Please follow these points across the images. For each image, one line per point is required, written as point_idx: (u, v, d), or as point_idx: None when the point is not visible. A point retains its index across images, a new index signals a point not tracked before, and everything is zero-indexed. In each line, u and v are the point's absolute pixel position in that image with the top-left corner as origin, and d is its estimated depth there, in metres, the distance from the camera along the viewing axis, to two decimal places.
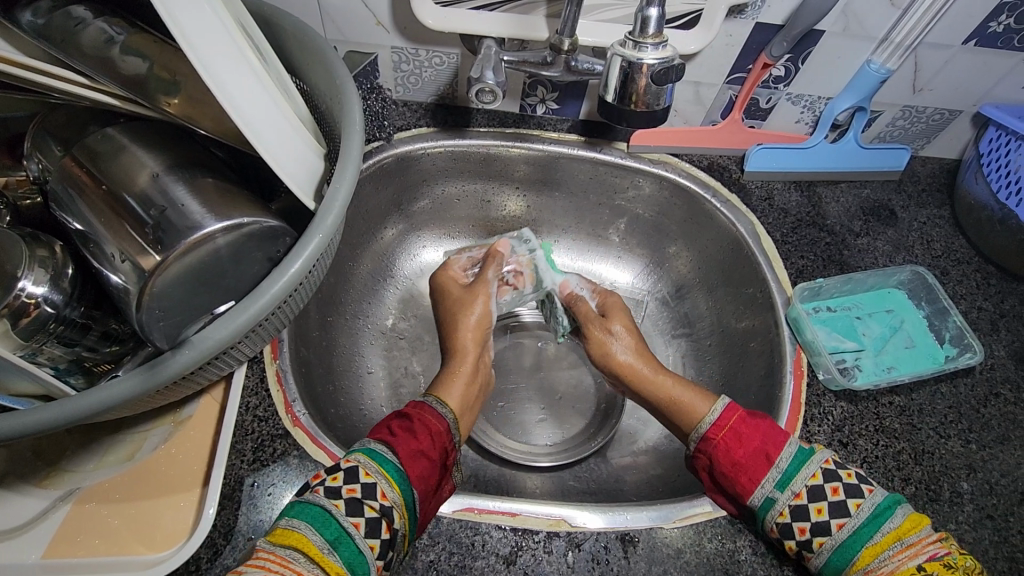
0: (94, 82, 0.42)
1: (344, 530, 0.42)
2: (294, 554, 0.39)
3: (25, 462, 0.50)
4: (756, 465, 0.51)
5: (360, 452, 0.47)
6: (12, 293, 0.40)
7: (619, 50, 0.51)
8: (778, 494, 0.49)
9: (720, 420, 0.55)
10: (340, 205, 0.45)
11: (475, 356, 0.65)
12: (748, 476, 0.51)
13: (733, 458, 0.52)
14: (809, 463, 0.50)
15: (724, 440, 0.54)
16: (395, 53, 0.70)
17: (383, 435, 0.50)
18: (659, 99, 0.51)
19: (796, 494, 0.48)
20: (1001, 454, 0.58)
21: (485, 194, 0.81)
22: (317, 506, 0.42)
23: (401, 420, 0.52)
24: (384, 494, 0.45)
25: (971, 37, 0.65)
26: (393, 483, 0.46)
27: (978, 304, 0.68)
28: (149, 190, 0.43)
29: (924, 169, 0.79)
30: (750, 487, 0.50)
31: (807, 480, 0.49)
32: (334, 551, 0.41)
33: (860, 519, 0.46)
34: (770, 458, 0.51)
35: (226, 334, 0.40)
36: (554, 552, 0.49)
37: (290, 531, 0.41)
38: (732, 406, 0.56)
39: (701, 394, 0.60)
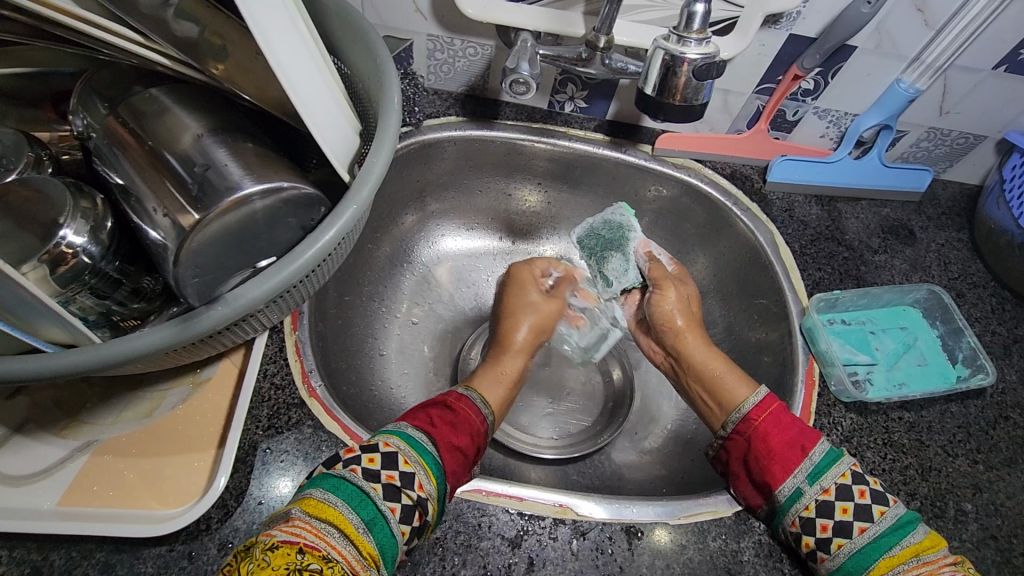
0: (147, 41, 0.43)
1: (381, 514, 0.42)
2: (329, 529, 0.40)
3: (45, 411, 0.50)
4: (793, 453, 0.52)
5: (400, 438, 0.48)
6: (53, 241, 0.40)
7: (662, 43, 0.51)
8: (807, 487, 0.50)
9: (761, 403, 0.56)
10: (374, 180, 0.46)
11: (523, 357, 0.68)
12: (782, 464, 0.52)
13: (769, 444, 0.53)
14: (840, 462, 0.50)
15: (763, 425, 0.55)
16: (431, 41, 0.71)
17: (420, 422, 0.52)
18: (698, 94, 0.51)
19: (824, 490, 0.49)
20: (1007, 477, 0.58)
21: (506, 187, 0.82)
22: (355, 486, 0.43)
23: (440, 412, 0.54)
24: (421, 485, 0.45)
25: (1001, 62, 0.65)
26: (431, 476, 0.46)
27: (992, 328, 0.68)
28: (191, 150, 0.44)
29: (944, 193, 0.80)
30: (782, 477, 0.51)
31: (836, 479, 0.49)
32: (369, 532, 0.41)
33: (882, 527, 0.46)
34: (805, 450, 0.52)
35: (260, 294, 0.41)
36: (559, 538, 0.50)
37: (326, 506, 0.41)
38: (770, 397, 0.57)
39: (741, 378, 0.61)
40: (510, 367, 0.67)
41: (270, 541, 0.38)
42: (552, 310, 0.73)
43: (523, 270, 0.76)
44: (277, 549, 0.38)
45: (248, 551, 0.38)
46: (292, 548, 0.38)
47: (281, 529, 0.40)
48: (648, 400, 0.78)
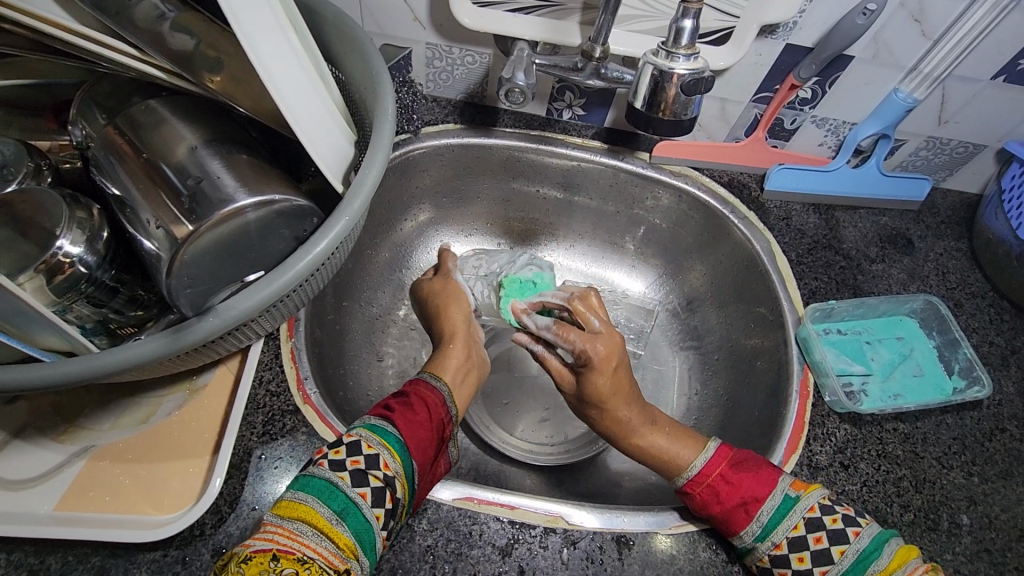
0: (143, 54, 0.44)
1: (351, 500, 0.43)
2: (301, 528, 0.40)
3: (44, 417, 0.51)
4: (738, 518, 0.49)
5: (361, 426, 0.48)
6: (50, 251, 0.41)
7: (651, 58, 0.51)
8: (757, 544, 0.48)
9: (700, 475, 0.52)
10: (367, 191, 0.47)
11: (464, 341, 0.64)
12: (728, 526, 0.50)
13: (713, 510, 0.50)
14: (789, 516, 0.48)
15: (703, 495, 0.51)
16: (429, 50, 0.71)
17: (379, 409, 0.51)
18: (687, 109, 0.51)
19: (777, 545, 0.48)
20: (1002, 489, 0.58)
21: (505, 194, 0.83)
22: (322, 479, 0.43)
23: (398, 396, 0.53)
24: (387, 464, 0.45)
25: (1000, 73, 0.65)
26: (395, 453, 0.46)
27: (989, 339, 0.68)
28: (186, 161, 0.44)
29: (944, 201, 0.80)
30: (732, 537, 0.49)
31: (788, 532, 0.48)
32: (342, 522, 0.41)
33: (843, 566, 0.46)
34: (751, 513, 0.49)
35: (251, 305, 0.42)
36: (549, 547, 0.50)
37: (296, 504, 0.42)
38: (714, 459, 0.53)
39: (682, 442, 0.56)
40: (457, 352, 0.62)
41: (243, 553, 0.39)
42: (464, 302, 0.68)
43: (433, 286, 0.70)
44: (251, 559, 0.38)
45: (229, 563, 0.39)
46: (265, 556, 0.38)
47: (255, 538, 0.40)
48: None
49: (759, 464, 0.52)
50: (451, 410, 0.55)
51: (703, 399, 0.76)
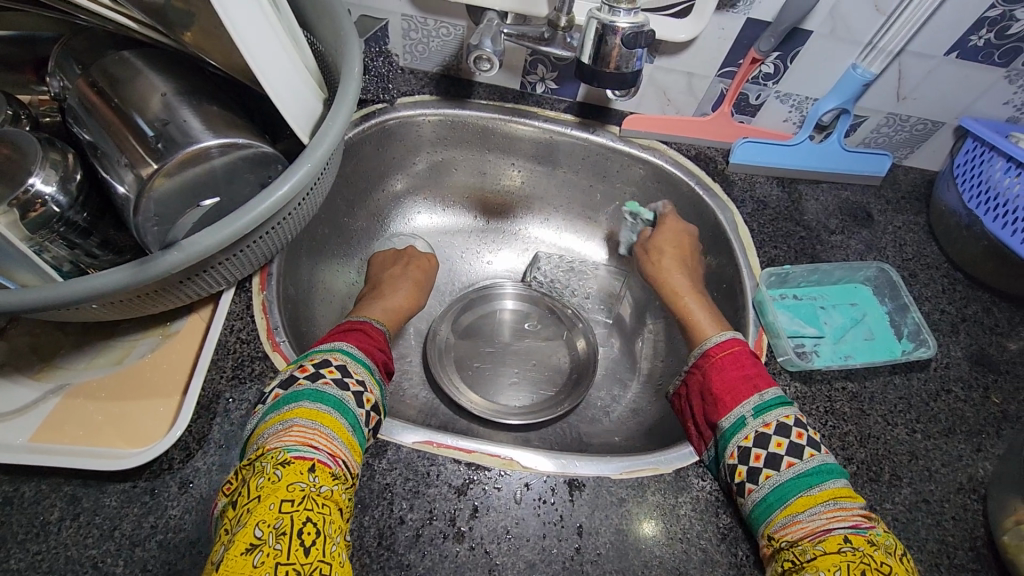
0: (118, 5, 0.46)
1: (357, 419, 0.48)
2: (331, 435, 0.45)
3: (22, 355, 0.53)
4: (744, 388, 0.55)
5: (346, 352, 0.52)
6: (22, 188, 0.43)
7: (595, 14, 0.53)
8: (751, 419, 0.53)
9: (724, 344, 0.59)
10: (329, 144, 0.49)
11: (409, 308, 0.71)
12: (732, 396, 0.55)
13: (724, 377, 0.57)
14: (788, 405, 0.53)
15: (721, 361, 0.58)
16: (405, 21, 0.74)
17: (353, 338, 0.55)
18: (629, 62, 0.53)
19: (766, 423, 0.52)
20: (943, 445, 0.61)
21: (481, 166, 0.85)
22: (336, 396, 0.48)
23: (361, 330, 0.58)
24: (371, 390, 0.52)
25: (953, 49, 0.68)
26: (375, 381, 0.53)
27: (941, 307, 0.71)
28: (157, 109, 0.47)
29: (905, 178, 0.82)
30: (732, 407, 0.55)
31: (780, 417, 0.52)
32: (354, 433, 0.47)
33: (807, 466, 0.49)
34: (756, 387, 0.55)
35: (217, 241, 0.43)
36: (504, 488, 0.53)
37: (321, 413, 0.46)
38: (736, 340, 0.60)
39: (714, 322, 0.65)
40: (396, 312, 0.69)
41: (281, 456, 0.43)
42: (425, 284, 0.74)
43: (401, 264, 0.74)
44: (291, 463, 0.42)
45: (260, 462, 0.43)
46: (306, 464, 0.42)
47: (289, 441, 0.44)
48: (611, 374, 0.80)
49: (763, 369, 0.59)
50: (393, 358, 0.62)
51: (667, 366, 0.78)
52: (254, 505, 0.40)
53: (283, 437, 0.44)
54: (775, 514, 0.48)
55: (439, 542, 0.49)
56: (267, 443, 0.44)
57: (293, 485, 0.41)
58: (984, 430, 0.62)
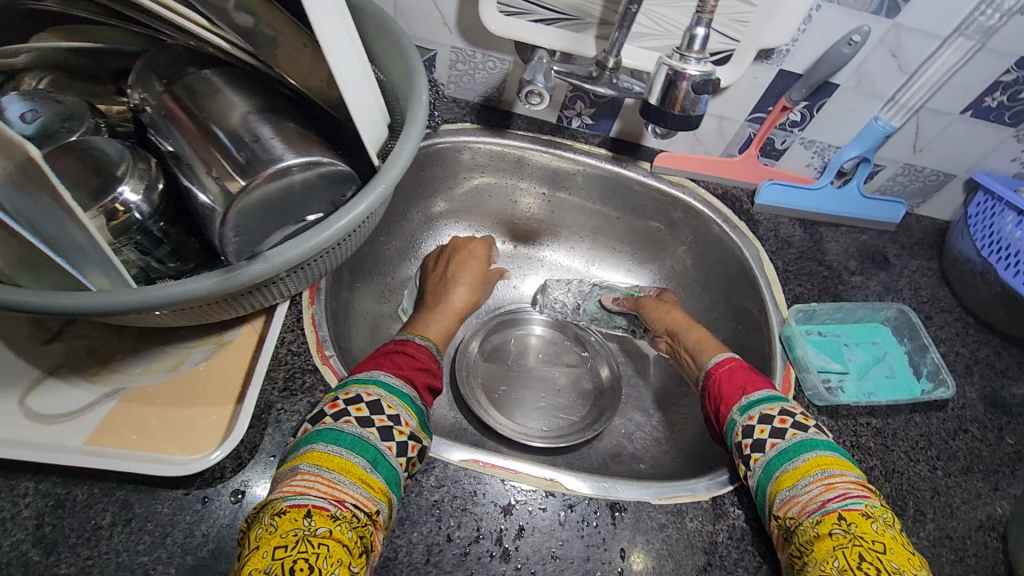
0: (212, 25, 0.48)
1: (380, 452, 0.47)
2: (336, 477, 0.44)
3: (77, 358, 0.53)
4: (731, 396, 0.57)
5: (380, 384, 0.52)
6: (111, 196, 0.44)
7: (666, 60, 0.56)
8: (738, 418, 0.55)
9: (721, 362, 0.62)
10: (402, 164, 0.51)
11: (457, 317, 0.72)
12: (725, 404, 0.57)
13: (719, 388, 0.59)
14: (772, 401, 0.55)
15: (717, 378, 0.60)
16: (453, 53, 0.77)
17: (389, 366, 0.55)
18: (696, 106, 0.56)
19: (749, 416, 0.54)
20: (963, 483, 0.63)
21: (514, 194, 0.87)
22: (353, 434, 0.47)
23: (402, 355, 0.58)
24: (407, 421, 0.51)
25: (968, 108, 0.72)
26: (413, 412, 0.52)
27: (955, 349, 0.74)
28: (238, 125, 0.48)
29: (918, 225, 0.86)
30: (725, 413, 0.57)
31: (764, 409, 0.54)
32: (375, 469, 0.46)
33: (792, 443, 0.51)
34: (745, 391, 0.57)
35: (297, 254, 0.45)
36: (548, 509, 0.54)
37: (331, 456, 0.45)
38: (730, 358, 0.62)
39: (710, 346, 0.66)
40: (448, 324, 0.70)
41: (279, 505, 0.43)
42: (475, 289, 0.76)
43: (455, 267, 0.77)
44: (286, 513, 0.42)
45: (264, 510, 0.43)
46: (300, 512, 0.42)
47: (294, 486, 0.44)
48: (635, 402, 0.82)
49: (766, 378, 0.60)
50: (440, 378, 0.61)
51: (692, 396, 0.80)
52: (254, 555, 0.41)
53: (286, 483, 0.44)
54: (771, 491, 0.49)
55: (486, 561, 0.50)
56: (277, 490, 0.45)
57: (288, 533, 0.41)
58: (1001, 469, 0.64)
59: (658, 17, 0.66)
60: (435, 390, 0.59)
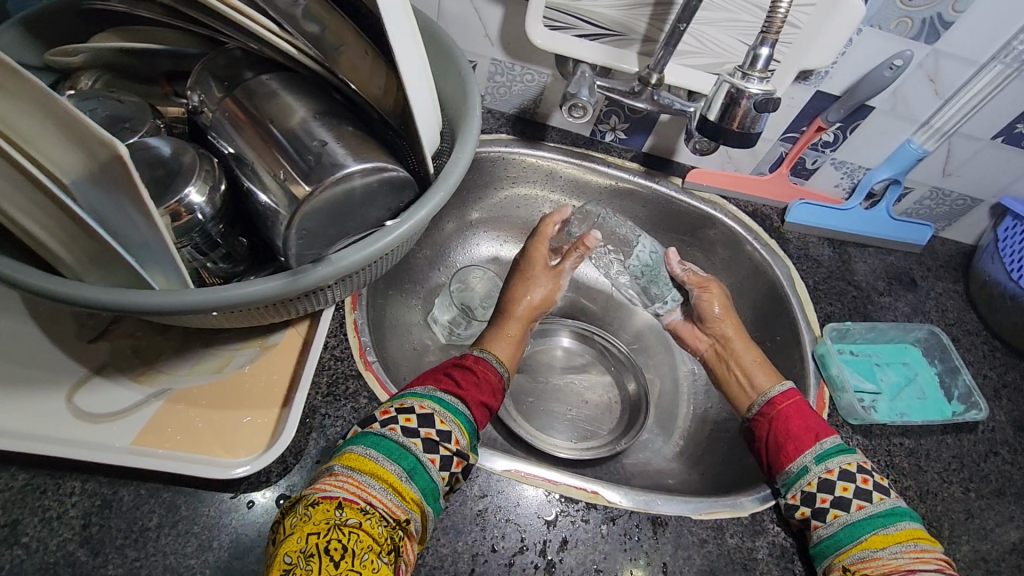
0: (280, 31, 0.49)
1: (420, 463, 0.47)
2: (369, 481, 0.44)
3: (124, 358, 0.52)
4: (804, 438, 0.57)
5: (435, 401, 0.51)
6: (177, 198, 0.44)
7: (727, 79, 0.58)
8: (813, 466, 0.55)
9: (785, 394, 0.61)
10: (458, 172, 0.52)
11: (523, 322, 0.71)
12: (794, 445, 0.57)
13: (787, 427, 0.58)
14: (847, 454, 0.55)
15: (782, 412, 0.60)
16: (493, 65, 0.77)
17: (446, 383, 0.55)
18: (755, 124, 0.57)
19: (829, 470, 0.54)
20: (996, 506, 0.63)
21: (544, 205, 0.88)
22: (394, 441, 0.47)
23: (463, 370, 0.57)
24: (457, 440, 0.50)
25: (999, 134, 0.73)
26: (464, 431, 0.51)
27: (984, 372, 0.74)
28: (299, 129, 0.49)
29: (943, 248, 0.87)
30: (794, 456, 0.56)
31: (842, 464, 0.54)
32: (411, 479, 0.46)
33: (879, 508, 0.51)
34: (818, 438, 0.57)
35: (360, 258, 0.45)
36: (591, 522, 0.53)
37: (366, 459, 0.46)
38: (791, 391, 0.62)
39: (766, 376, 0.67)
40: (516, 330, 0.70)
41: (312, 496, 0.44)
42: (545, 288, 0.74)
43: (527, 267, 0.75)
44: (319, 503, 0.43)
45: (297, 503, 0.44)
46: (331, 503, 0.43)
47: (327, 483, 0.45)
48: (661, 417, 0.81)
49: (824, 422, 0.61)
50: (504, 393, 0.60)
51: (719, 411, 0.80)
52: (288, 540, 0.42)
53: (322, 477, 0.45)
54: (850, 548, 0.50)
55: (531, 573, 0.50)
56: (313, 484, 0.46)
57: (319, 523, 0.42)
58: None
59: (702, 36, 0.67)
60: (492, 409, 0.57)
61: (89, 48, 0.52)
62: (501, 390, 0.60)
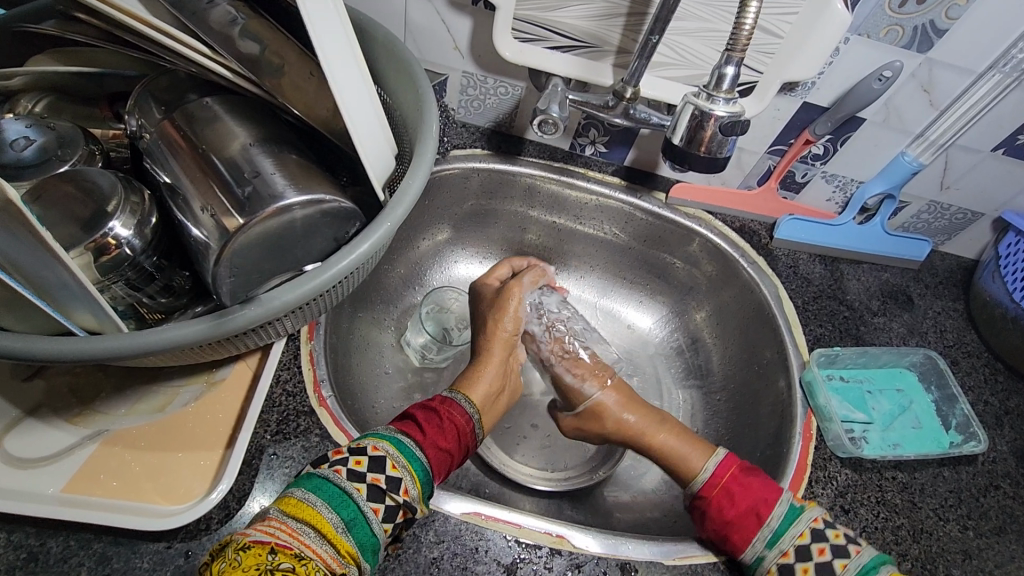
0: (213, 53, 0.46)
1: (362, 514, 0.44)
2: (304, 528, 0.41)
3: (60, 398, 0.51)
4: (748, 525, 0.51)
5: (391, 442, 0.49)
6: (100, 231, 0.42)
7: (693, 99, 0.55)
8: (765, 552, 0.50)
9: (716, 474, 0.56)
10: (410, 199, 0.49)
11: (499, 365, 0.64)
12: (740, 533, 0.51)
13: (724, 515, 0.52)
14: (796, 522, 0.50)
15: (718, 498, 0.54)
16: (464, 78, 0.74)
17: (409, 426, 0.52)
18: (722, 148, 0.54)
19: (783, 553, 0.50)
20: (997, 545, 0.58)
21: (523, 222, 0.85)
22: (338, 486, 0.44)
23: (427, 413, 0.55)
24: (406, 490, 0.47)
25: (1000, 146, 0.69)
26: (417, 481, 0.48)
27: (984, 398, 0.70)
28: (238, 157, 0.46)
29: (942, 263, 0.83)
30: (743, 545, 0.51)
31: (794, 539, 0.50)
32: (348, 532, 0.43)
33: None
34: (761, 517, 0.51)
35: (291, 298, 0.43)
36: (554, 569, 0.50)
37: (305, 505, 0.43)
38: (726, 461, 0.57)
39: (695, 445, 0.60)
40: (493, 373, 0.63)
41: (242, 541, 0.40)
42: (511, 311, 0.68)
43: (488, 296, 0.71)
44: (249, 547, 0.39)
45: (225, 548, 0.40)
46: (263, 547, 0.39)
47: (258, 527, 0.41)
48: None
49: (769, 477, 0.55)
50: (475, 438, 0.57)
51: (705, 438, 0.76)
52: None
53: (253, 521, 0.42)
54: None
55: None
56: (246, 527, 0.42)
57: (249, 568, 0.38)
58: None
59: (678, 46, 0.64)
60: (456, 460, 0.54)
61: (33, 71, 0.50)
62: (472, 433, 0.56)
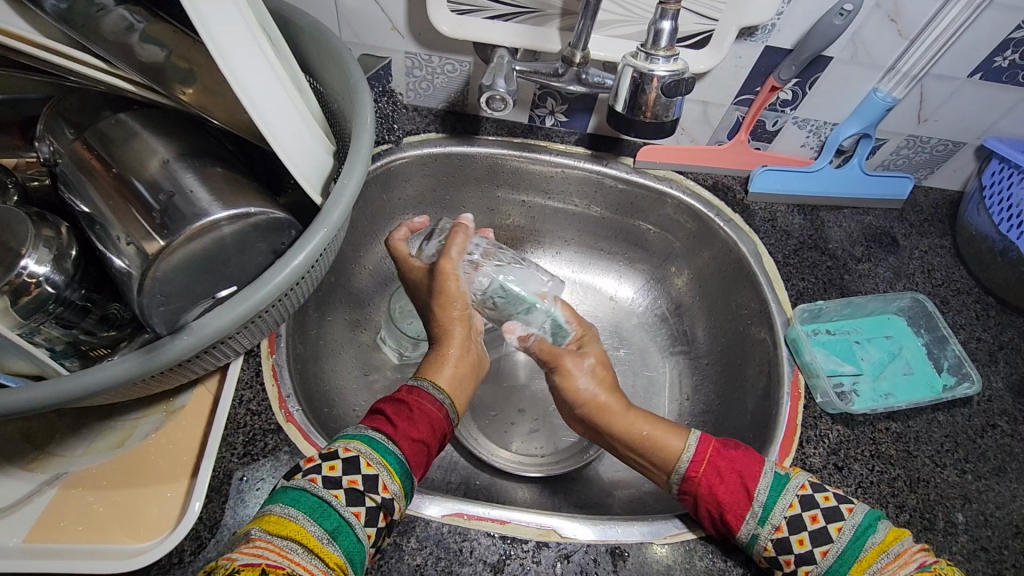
0: (110, 67, 0.43)
1: (345, 521, 0.42)
2: (292, 545, 0.39)
3: (13, 444, 0.49)
4: (739, 504, 0.49)
5: (362, 441, 0.47)
6: (14, 271, 0.39)
7: (631, 62, 0.52)
8: (759, 529, 0.48)
9: (698, 456, 0.52)
10: (345, 203, 0.46)
11: (461, 346, 0.58)
12: (733, 512, 0.49)
13: (712, 502, 0.49)
14: (784, 492, 0.48)
15: (705, 478, 0.51)
16: (408, 59, 0.70)
17: (378, 422, 0.49)
18: (668, 111, 0.52)
19: (776, 527, 0.47)
20: (996, 486, 0.57)
21: (490, 203, 0.82)
22: (315, 496, 0.42)
23: (396, 406, 0.51)
24: (385, 486, 0.45)
25: (977, 70, 0.66)
26: (395, 475, 0.46)
27: (977, 335, 0.68)
28: (158, 175, 0.43)
29: (926, 200, 0.80)
30: (736, 523, 0.48)
31: (785, 511, 0.48)
32: (334, 541, 0.41)
33: (842, 544, 0.45)
34: (748, 492, 0.49)
35: (227, 322, 0.41)
36: (543, 562, 0.49)
37: (286, 521, 0.40)
38: (704, 439, 0.53)
39: (669, 428, 0.55)
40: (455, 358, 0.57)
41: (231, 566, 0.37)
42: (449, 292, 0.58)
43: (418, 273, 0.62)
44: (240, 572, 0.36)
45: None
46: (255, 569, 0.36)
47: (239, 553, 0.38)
48: None
49: (746, 447, 0.53)
50: (450, 421, 0.54)
51: (695, 405, 0.74)
52: None
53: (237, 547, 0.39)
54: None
55: None
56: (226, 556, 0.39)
57: None
58: None
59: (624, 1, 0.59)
60: (437, 447, 0.52)
61: None
62: (444, 417, 0.53)
